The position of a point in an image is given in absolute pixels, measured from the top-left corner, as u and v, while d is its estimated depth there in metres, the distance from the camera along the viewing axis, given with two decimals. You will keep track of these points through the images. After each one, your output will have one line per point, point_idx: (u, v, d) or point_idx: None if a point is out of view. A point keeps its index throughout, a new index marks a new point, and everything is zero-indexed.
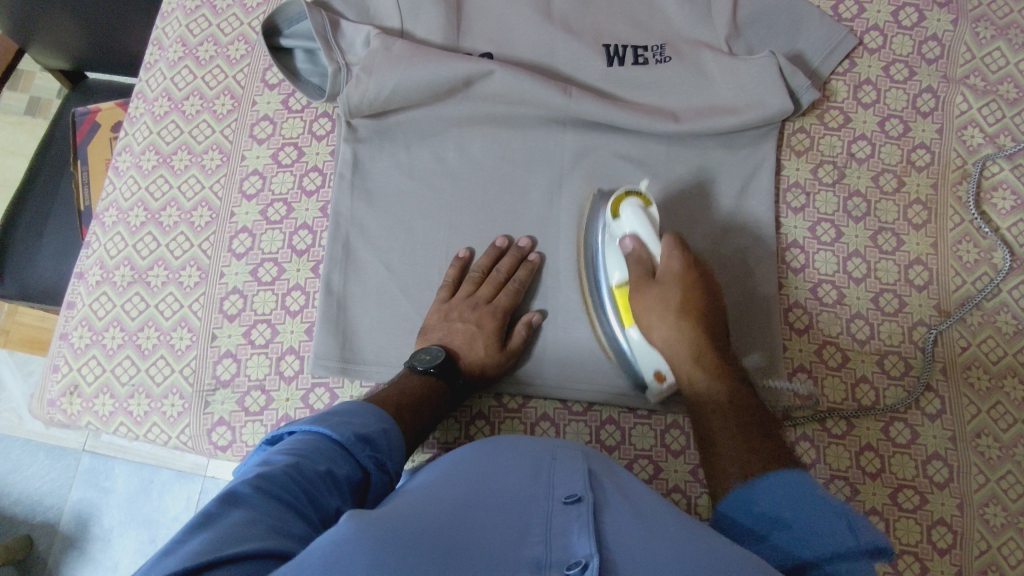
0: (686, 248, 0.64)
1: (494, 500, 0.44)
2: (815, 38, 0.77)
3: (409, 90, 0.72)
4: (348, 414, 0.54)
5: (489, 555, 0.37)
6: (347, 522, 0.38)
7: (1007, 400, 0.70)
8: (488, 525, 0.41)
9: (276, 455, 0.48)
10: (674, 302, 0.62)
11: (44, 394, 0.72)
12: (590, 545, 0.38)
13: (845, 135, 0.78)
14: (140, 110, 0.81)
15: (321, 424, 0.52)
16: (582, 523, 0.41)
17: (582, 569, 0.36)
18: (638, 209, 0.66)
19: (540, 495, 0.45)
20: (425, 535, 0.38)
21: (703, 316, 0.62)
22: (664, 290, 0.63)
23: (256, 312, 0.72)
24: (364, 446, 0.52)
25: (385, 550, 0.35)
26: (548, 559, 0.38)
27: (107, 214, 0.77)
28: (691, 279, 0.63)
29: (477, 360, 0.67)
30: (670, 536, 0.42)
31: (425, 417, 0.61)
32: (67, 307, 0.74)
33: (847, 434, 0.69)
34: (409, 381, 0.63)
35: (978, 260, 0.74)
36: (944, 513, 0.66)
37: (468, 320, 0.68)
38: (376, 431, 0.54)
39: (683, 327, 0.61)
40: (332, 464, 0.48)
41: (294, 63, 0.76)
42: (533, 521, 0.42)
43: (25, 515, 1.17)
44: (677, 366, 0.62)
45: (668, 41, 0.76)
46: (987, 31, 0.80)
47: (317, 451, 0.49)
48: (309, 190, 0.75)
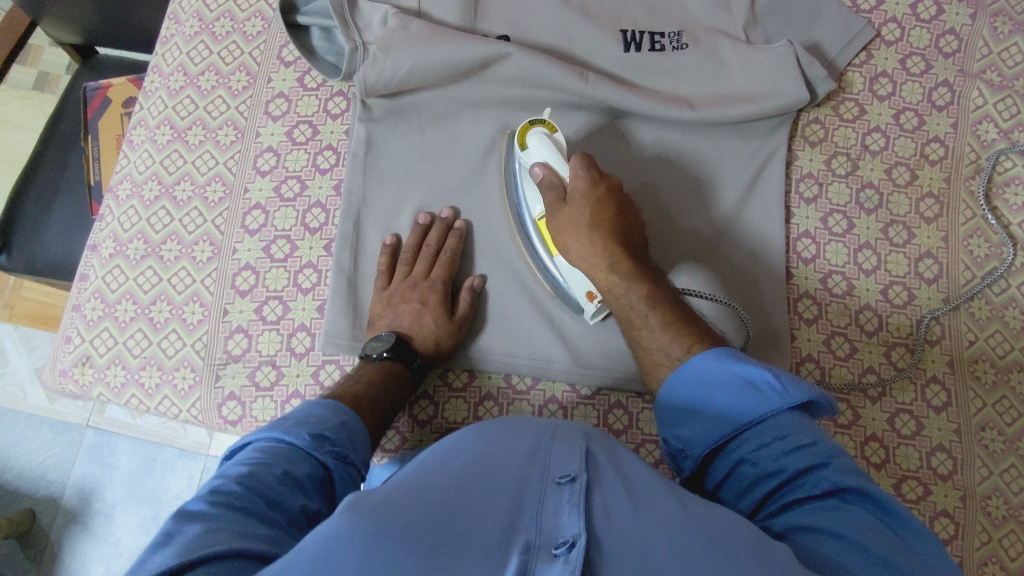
0: (593, 167, 0.64)
1: (488, 481, 0.45)
2: (833, 29, 0.77)
3: (425, 72, 0.71)
4: (302, 416, 0.53)
5: (479, 537, 0.38)
6: (341, 515, 0.39)
7: (1013, 395, 0.70)
8: (480, 505, 0.42)
9: (231, 467, 0.48)
10: (586, 220, 0.62)
11: (56, 365, 0.73)
12: (578, 527, 0.39)
13: (860, 127, 0.78)
14: (156, 84, 0.80)
15: (275, 430, 0.51)
16: (573, 504, 0.42)
17: (569, 547, 0.37)
18: (544, 137, 0.66)
19: (535, 476, 0.46)
20: (416, 520, 0.39)
21: (613, 233, 0.62)
22: (576, 209, 0.63)
23: (269, 289, 0.72)
24: (324, 442, 0.51)
25: (377, 544, 0.36)
26: (537, 541, 0.39)
27: (121, 187, 0.77)
28: (596, 196, 0.63)
29: (426, 338, 0.67)
30: (660, 513, 0.43)
31: (391, 399, 0.62)
32: (80, 279, 0.75)
33: (852, 424, 0.69)
34: (375, 370, 0.64)
35: (988, 254, 0.74)
36: (947, 504, 0.67)
37: (405, 299, 0.69)
38: (336, 428, 0.54)
39: (594, 239, 0.61)
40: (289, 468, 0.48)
41: (311, 40, 0.76)
42: (526, 502, 0.43)
43: (28, 489, 1.18)
44: (594, 279, 0.62)
45: (686, 28, 0.76)
46: (1006, 26, 0.79)
47: (271, 459, 0.49)
48: (323, 168, 0.76)
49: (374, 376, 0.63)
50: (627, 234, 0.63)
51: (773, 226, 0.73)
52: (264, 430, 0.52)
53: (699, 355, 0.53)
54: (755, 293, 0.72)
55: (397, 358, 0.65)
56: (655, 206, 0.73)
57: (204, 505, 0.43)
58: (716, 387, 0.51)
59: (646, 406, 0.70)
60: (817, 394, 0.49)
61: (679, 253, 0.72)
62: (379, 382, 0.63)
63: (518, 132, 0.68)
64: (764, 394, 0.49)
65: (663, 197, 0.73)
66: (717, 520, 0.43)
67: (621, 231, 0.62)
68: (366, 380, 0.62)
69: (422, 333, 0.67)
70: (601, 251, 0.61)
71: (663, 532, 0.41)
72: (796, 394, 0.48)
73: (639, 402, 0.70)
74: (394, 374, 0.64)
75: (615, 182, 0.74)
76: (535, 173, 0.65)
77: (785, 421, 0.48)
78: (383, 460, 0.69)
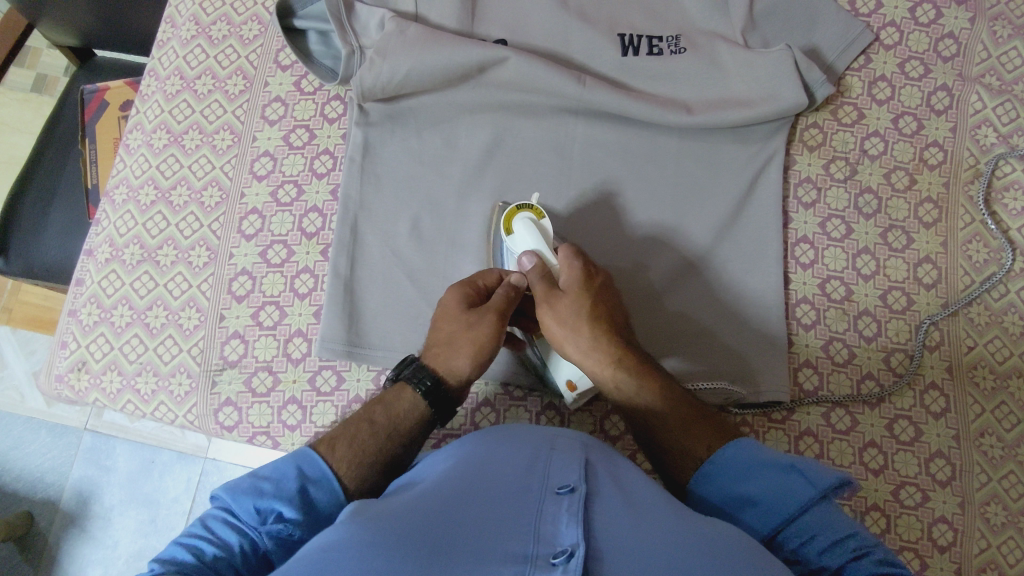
0: (583, 258, 0.64)
1: (487, 491, 0.45)
2: (831, 33, 0.77)
3: (422, 76, 0.71)
4: (278, 473, 0.50)
5: (477, 547, 0.39)
6: (341, 529, 0.40)
7: (1012, 401, 0.70)
8: (479, 515, 0.42)
9: (190, 536, 0.47)
10: (585, 311, 0.61)
11: (52, 370, 0.72)
12: (577, 536, 0.39)
13: (859, 131, 0.77)
14: (152, 88, 0.80)
15: (242, 487, 0.49)
16: (571, 513, 0.42)
17: (568, 557, 0.37)
18: (530, 224, 0.65)
19: (534, 485, 0.45)
20: (413, 531, 0.39)
21: (614, 325, 0.62)
22: (574, 299, 0.61)
23: (265, 294, 0.72)
24: (299, 512, 0.49)
25: (374, 556, 0.37)
26: (535, 549, 0.39)
27: (118, 192, 0.77)
28: (592, 287, 0.62)
29: (446, 365, 0.60)
30: (660, 522, 0.43)
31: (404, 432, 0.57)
32: (77, 284, 0.74)
33: (850, 430, 0.69)
34: (392, 407, 0.57)
35: (987, 259, 0.74)
36: (945, 511, 0.67)
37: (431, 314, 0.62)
38: (314, 487, 0.50)
39: (596, 333, 0.60)
40: (244, 544, 0.48)
41: (308, 45, 0.76)
42: (524, 511, 0.43)
43: (25, 492, 1.18)
44: (597, 373, 0.61)
45: (684, 32, 0.75)
46: (1005, 30, 0.79)
47: (231, 533, 0.48)
48: (319, 173, 0.75)
49: (391, 413, 0.57)
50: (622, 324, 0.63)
51: (771, 231, 0.73)
52: (234, 483, 0.50)
53: (728, 445, 0.54)
54: (733, 337, 0.71)
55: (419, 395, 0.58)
56: (650, 214, 0.73)
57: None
58: (755, 482, 0.51)
59: None
60: (845, 478, 0.50)
61: (647, 296, 0.71)
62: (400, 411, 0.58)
63: (505, 217, 0.66)
64: (803, 484, 0.50)
65: (654, 206, 0.73)
66: (716, 532, 0.43)
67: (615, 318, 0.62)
68: (380, 419, 0.56)
69: (445, 356, 0.60)
70: (603, 344, 0.60)
71: (661, 540, 0.41)
72: (830, 481, 0.49)
73: None
74: (412, 415, 0.58)
75: (599, 203, 0.73)
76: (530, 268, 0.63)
77: (821, 516, 0.49)
78: None
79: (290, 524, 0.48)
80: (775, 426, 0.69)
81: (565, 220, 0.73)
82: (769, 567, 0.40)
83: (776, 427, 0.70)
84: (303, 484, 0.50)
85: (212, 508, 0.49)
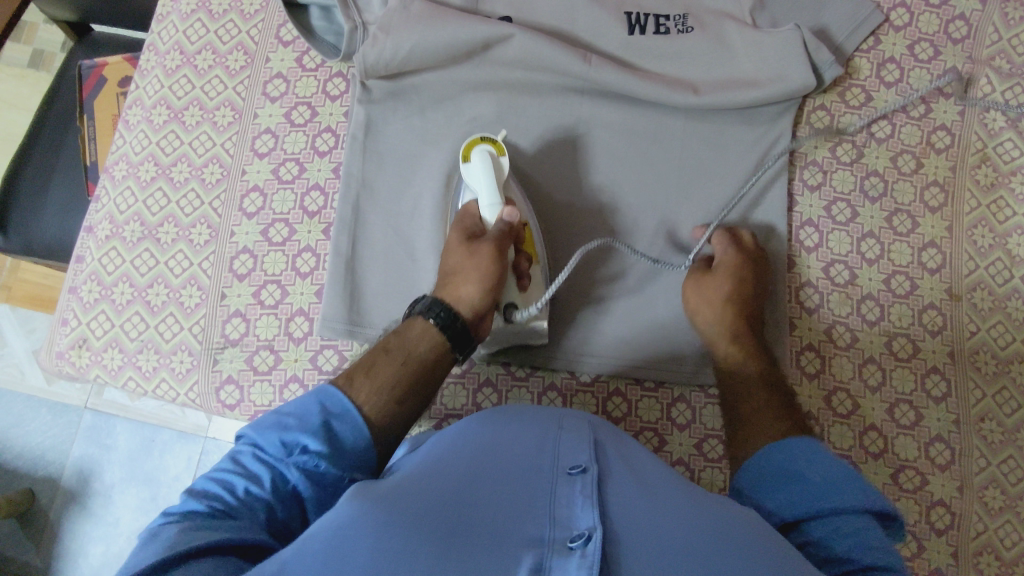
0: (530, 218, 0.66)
1: (498, 473, 0.44)
2: (840, 13, 0.75)
3: (426, 53, 0.70)
4: (301, 407, 0.49)
5: (491, 530, 0.38)
6: (350, 505, 0.39)
7: (1012, 385, 0.70)
8: (493, 499, 0.41)
9: (219, 472, 0.47)
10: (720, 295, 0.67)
11: (52, 347, 0.72)
12: (593, 518, 0.39)
13: (866, 114, 0.77)
14: (151, 63, 0.79)
15: (269, 422, 0.48)
16: (585, 495, 0.41)
17: (585, 540, 0.37)
18: (487, 156, 0.65)
19: (544, 467, 0.45)
20: (425, 510, 0.39)
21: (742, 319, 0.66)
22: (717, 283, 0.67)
23: (266, 273, 0.71)
24: (323, 443, 0.47)
25: (388, 535, 0.36)
26: (552, 533, 0.38)
27: (117, 168, 0.76)
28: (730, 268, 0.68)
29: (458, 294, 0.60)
30: (675, 509, 0.42)
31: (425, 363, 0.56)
32: (76, 261, 0.74)
33: (852, 414, 0.70)
34: (404, 336, 0.57)
35: (992, 245, 0.73)
36: (944, 494, 0.67)
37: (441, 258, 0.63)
38: (337, 421, 0.49)
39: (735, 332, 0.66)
40: (272, 479, 0.46)
41: (310, 19, 0.75)
42: (537, 493, 0.42)
43: (27, 469, 1.19)
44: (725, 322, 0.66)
45: (691, 11, 0.74)
46: (1017, 12, 0.78)
47: (258, 468, 0.46)
48: (321, 151, 0.75)
49: (404, 345, 0.56)
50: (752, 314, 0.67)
51: (776, 214, 0.73)
52: (261, 422, 0.49)
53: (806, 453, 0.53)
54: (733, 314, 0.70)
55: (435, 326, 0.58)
56: (654, 196, 0.73)
57: (179, 513, 0.43)
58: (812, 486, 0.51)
59: (645, 394, 0.71)
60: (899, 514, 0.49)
61: (640, 278, 0.72)
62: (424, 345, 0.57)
63: (465, 144, 0.66)
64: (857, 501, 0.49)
65: (656, 188, 0.73)
66: (726, 519, 0.42)
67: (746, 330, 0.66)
68: (394, 346, 0.56)
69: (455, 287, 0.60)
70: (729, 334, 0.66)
71: (677, 527, 0.40)
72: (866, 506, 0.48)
73: (638, 389, 0.71)
74: (425, 342, 0.57)
75: (590, 172, 0.73)
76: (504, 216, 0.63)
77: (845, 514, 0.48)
78: None
79: (314, 457, 0.46)
80: None
81: (564, 205, 0.73)
82: (789, 558, 0.40)
83: None
84: (326, 419, 0.49)
85: (240, 446, 0.49)
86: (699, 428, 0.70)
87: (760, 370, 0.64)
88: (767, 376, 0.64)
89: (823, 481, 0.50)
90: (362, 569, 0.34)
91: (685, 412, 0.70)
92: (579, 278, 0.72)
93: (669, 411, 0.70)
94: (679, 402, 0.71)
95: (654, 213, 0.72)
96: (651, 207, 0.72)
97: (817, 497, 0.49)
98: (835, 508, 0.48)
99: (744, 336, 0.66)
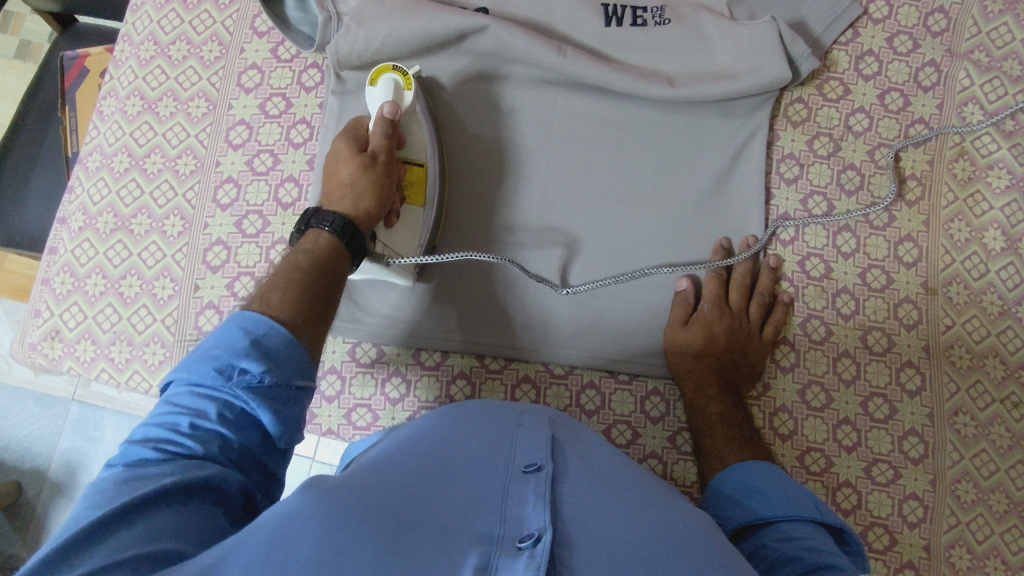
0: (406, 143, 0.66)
1: (454, 469, 0.44)
2: (819, 5, 0.75)
3: (399, 44, 0.70)
4: (224, 335, 0.47)
5: (440, 523, 0.38)
6: (300, 496, 0.39)
7: (987, 380, 0.70)
8: (444, 494, 0.41)
9: (160, 416, 0.46)
10: (695, 347, 0.68)
11: (26, 338, 0.72)
12: (543, 518, 0.38)
13: (843, 107, 0.76)
14: (125, 53, 0.78)
15: (196, 359, 0.46)
16: (538, 494, 0.41)
17: (534, 541, 0.36)
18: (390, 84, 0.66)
19: (500, 464, 0.45)
20: (374, 506, 0.39)
21: (715, 368, 0.68)
22: (692, 336, 0.68)
23: (240, 264, 0.71)
24: (261, 362, 0.45)
25: (335, 528, 0.36)
26: (501, 531, 0.38)
27: (91, 159, 0.76)
28: (699, 319, 0.69)
29: (353, 206, 0.58)
30: (626, 509, 0.43)
31: (335, 277, 0.55)
32: (50, 252, 0.74)
33: (825, 407, 0.70)
34: (310, 250, 0.55)
35: (969, 239, 0.73)
36: (916, 487, 0.67)
37: (330, 166, 0.62)
38: (266, 337, 0.47)
39: (707, 379, 0.68)
40: (218, 409, 0.45)
41: (285, 11, 0.74)
42: (491, 490, 0.42)
43: (12, 462, 1.19)
44: (686, 368, 0.68)
45: (669, 3, 0.74)
46: (997, 5, 0.77)
47: (200, 403, 0.45)
48: (296, 142, 0.74)
49: (313, 256, 0.54)
50: (723, 363, 0.69)
51: (753, 209, 0.73)
52: (188, 362, 0.47)
53: (760, 466, 0.59)
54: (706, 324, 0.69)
55: (332, 233, 0.56)
56: (628, 190, 0.72)
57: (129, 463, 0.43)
58: (765, 492, 0.57)
59: (619, 387, 0.71)
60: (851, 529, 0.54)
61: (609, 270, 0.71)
62: (327, 256, 0.55)
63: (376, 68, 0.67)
64: (811, 505, 0.54)
65: (629, 180, 0.72)
66: (675, 521, 0.43)
67: (719, 377, 0.68)
68: (302, 260, 0.54)
69: (350, 199, 0.59)
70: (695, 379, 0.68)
71: (624, 528, 0.40)
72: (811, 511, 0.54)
73: (612, 383, 0.71)
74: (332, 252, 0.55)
75: (563, 162, 0.73)
76: (385, 112, 0.63)
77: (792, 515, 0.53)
78: (356, 437, 0.70)
79: (255, 378, 0.45)
80: (749, 403, 0.70)
81: (536, 195, 0.72)
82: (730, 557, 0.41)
83: (752, 404, 0.70)
84: (254, 338, 0.46)
85: (178, 386, 0.47)
86: (672, 421, 0.70)
87: (723, 413, 0.66)
88: (736, 418, 0.66)
89: (774, 494, 0.56)
90: (306, 561, 0.33)
91: (659, 406, 0.70)
92: (548, 274, 0.71)
93: (643, 404, 0.70)
94: (653, 395, 0.71)
95: (627, 206, 0.72)
96: (624, 197, 0.72)
97: (766, 509, 0.55)
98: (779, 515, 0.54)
99: (711, 380, 0.68)
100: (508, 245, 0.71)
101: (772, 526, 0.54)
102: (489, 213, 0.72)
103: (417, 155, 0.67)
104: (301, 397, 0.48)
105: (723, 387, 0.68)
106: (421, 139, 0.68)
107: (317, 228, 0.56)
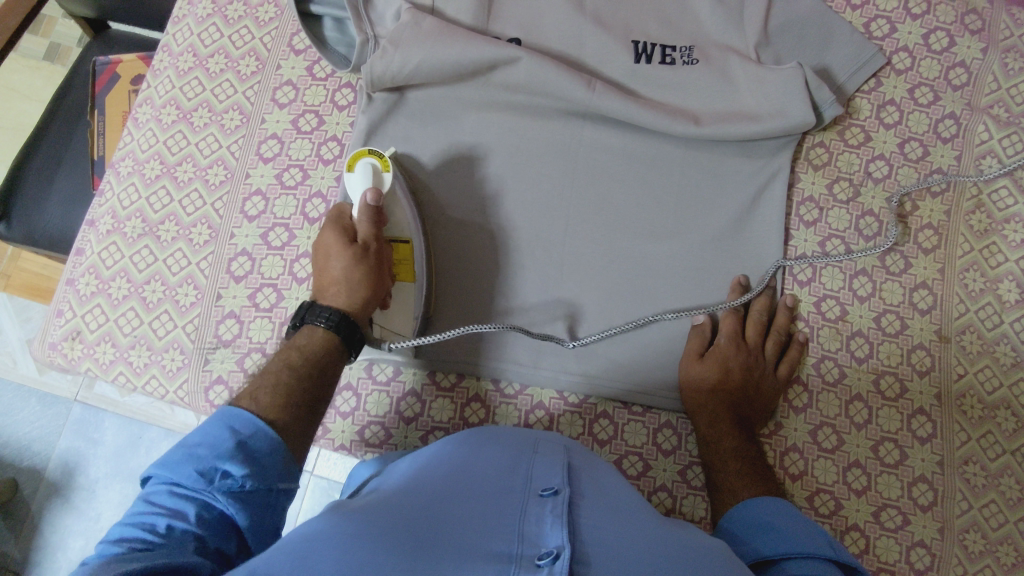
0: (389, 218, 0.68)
1: (473, 491, 0.45)
2: (843, 54, 0.77)
3: (432, 69, 0.71)
4: (210, 436, 0.48)
5: (459, 544, 0.38)
6: (321, 519, 0.40)
7: (998, 431, 0.70)
8: (462, 514, 0.42)
9: (133, 514, 0.45)
10: (710, 380, 0.69)
11: (45, 337, 0.72)
12: (561, 537, 0.39)
13: (864, 153, 0.78)
14: (164, 63, 0.80)
15: (179, 458, 0.47)
16: (556, 515, 0.41)
17: (553, 559, 0.37)
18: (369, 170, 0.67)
19: (517, 487, 0.45)
20: (396, 527, 0.39)
21: (729, 401, 0.69)
22: (706, 368, 0.69)
23: (263, 276, 0.72)
24: (244, 466, 0.46)
25: (358, 546, 0.36)
26: (520, 550, 0.38)
27: (123, 163, 0.77)
28: (715, 352, 0.70)
29: (347, 300, 0.60)
30: (643, 535, 0.43)
31: (326, 374, 0.57)
32: (76, 253, 0.75)
33: (836, 449, 0.70)
34: (303, 348, 0.57)
35: (983, 289, 0.74)
36: (924, 535, 0.67)
37: (319, 258, 0.63)
38: (250, 438, 0.48)
39: (721, 414, 0.68)
40: (197, 510, 0.45)
41: (322, 30, 0.76)
42: (507, 511, 0.43)
43: (11, 459, 1.18)
44: (700, 398, 0.69)
45: (697, 43, 0.76)
46: (1017, 63, 0.79)
47: (178, 504, 0.45)
48: (326, 159, 0.76)
49: (306, 355, 0.57)
50: (737, 398, 0.69)
51: (770, 247, 0.74)
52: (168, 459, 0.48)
53: (772, 503, 0.60)
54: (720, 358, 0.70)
55: (327, 329, 0.58)
56: (648, 226, 0.73)
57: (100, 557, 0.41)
58: (779, 527, 0.57)
59: (632, 418, 0.71)
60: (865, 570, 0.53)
61: (626, 302, 0.72)
62: (322, 357, 0.58)
63: (353, 154, 0.68)
64: (823, 542, 0.54)
65: (649, 213, 0.74)
66: (692, 546, 0.43)
67: (733, 411, 0.68)
68: (297, 359, 0.56)
69: (344, 294, 0.60)
70: (710, 411, 0.68)
71: (645, 551, 0.41)
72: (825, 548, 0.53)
73: (625, 413, 0.71)
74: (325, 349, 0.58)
75: (585, 193, 0.74)
76: (368, 199, 0.64)
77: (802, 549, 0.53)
78: (368, 455, 0.70)
79: (238, 479, 0.46)
80: (761, 440, 0.71)
81: (558, 223, 0.73)
82: None
83: (763, 441, 0.71)
84: (239, 438, 0.48)
85: (155, 485, 0.47)
86: (684, 455, 0.70)
87: (736, 448, 0.66)
88: (749, 455, 0.66)
89: (789, 530, 0.56)
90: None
91: (671, 438, 0.71)
92: (559, 313, 0.71)
93: (655, 436, 0.71)
94: (665, 428, 0.71)
95: (647, 240, 0.73)
96: (644, 229, 0.73)
97: (779, 544, 0.55)
98: (792, 551, 0.53)
99: (724, 415, 0.68)
100: (529, 271, 0.72)
101: (782, 563, 0.54)
102: (510, 237, 0.73)
103: (400, 234, 0.68)
104: (282, 500, 0.49)
105: (737, 421, 0.68)
106: (404, 217, 0.69)
107: (310, 324, 0.59)
